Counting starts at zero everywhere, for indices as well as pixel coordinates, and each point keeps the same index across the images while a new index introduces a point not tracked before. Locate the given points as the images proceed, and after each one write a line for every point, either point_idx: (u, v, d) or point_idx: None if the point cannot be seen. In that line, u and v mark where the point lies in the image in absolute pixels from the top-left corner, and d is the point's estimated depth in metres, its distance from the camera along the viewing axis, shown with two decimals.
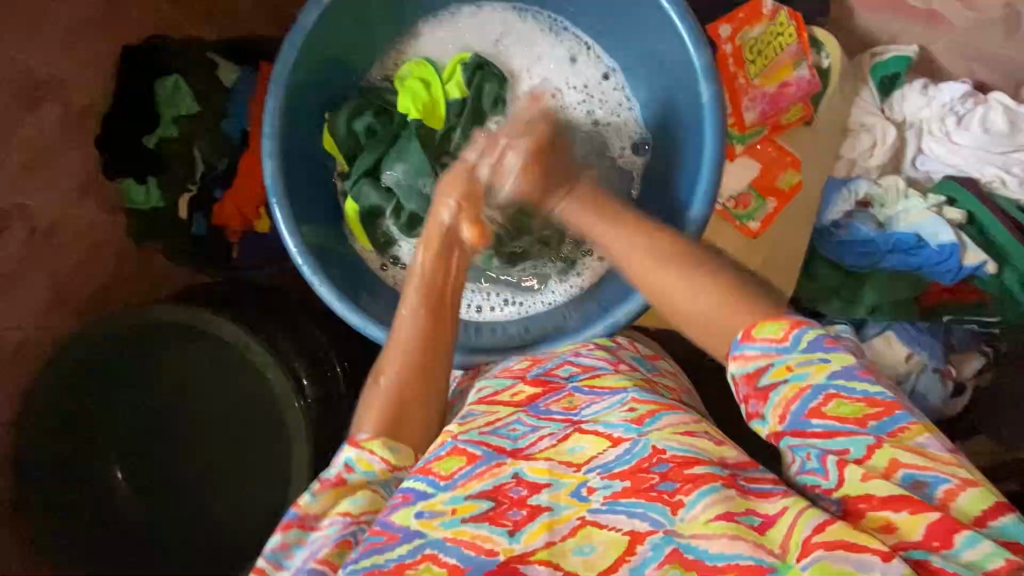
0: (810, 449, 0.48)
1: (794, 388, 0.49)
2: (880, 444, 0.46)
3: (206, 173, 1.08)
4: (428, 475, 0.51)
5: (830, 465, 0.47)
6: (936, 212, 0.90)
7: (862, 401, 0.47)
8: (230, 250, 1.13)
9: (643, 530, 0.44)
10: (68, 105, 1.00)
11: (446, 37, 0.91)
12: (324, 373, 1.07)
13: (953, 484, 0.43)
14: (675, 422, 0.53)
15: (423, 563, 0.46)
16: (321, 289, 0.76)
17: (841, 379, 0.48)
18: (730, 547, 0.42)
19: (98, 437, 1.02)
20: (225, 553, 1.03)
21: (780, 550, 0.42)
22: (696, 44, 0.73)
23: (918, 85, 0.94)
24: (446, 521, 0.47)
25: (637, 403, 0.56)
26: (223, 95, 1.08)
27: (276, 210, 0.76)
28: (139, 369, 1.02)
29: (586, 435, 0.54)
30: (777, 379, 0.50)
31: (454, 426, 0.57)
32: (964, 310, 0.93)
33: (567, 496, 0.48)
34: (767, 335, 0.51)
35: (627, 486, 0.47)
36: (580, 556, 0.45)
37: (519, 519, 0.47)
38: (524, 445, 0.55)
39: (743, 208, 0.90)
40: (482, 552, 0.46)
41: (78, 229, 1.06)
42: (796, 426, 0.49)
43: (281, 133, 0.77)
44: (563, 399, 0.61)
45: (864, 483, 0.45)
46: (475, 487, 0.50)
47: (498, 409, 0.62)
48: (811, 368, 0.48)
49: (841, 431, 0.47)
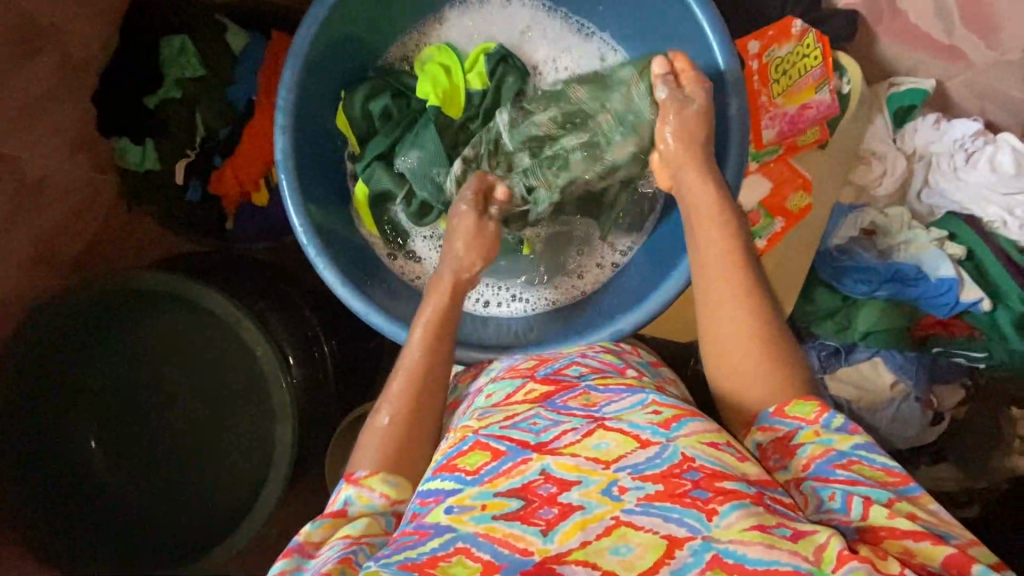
0: (833, 489, 0.50)
1: (819, 448, 0.53)
2: (899, 498, 0.48)
3: (207, 139, 1.03)
4: (455, 473, 0.51)
5: (853, 504, 0.48)
6: (938, 246, 0.92)
7: (882, 470, 0.50)
8: (224, 220, 1.09)
9: (680, 535, 0.45)
10: (67, 57, 0.96)
11: (471, 25, 0.89)
12: (313, 353, 1.05)
13: (963, 540, 0.46)
14: (700, 429, 0.51)
15: (456, 555, 0.46)
16: (325, 272, 0.75)
17: (863, 449, 0.51)
18: (767, 553, 0.43)
19: (74, 402, 0.99)
20: (199, 529, 1.01)
21: (814, 557, 0.43)
22: (728, 58, 0.73)
23: (930, 119, 0.96)
24: (476, 516, 0.47)
25: (660, 406, 0.54)
26: (230, 59, 1.03)
27: (285, 186, 0.75)
28: (124, 334, 0.99)
29: (611, 433, 0.51)
30: (805, 441, 0.54)
31: (474, 422, 0.57)
32: (954, 343, 0.95)
33: (598, 494, 0.47)
34: (799, 414, 0.55)
35: (660, 489, 0.47)
36: (617, 557, 0.44)
37: (551, 518, 0.47)
38: (548, 438, 0.52)
39: (752, 224, 0.89)
40: (515, 550, 0.45)
41: (69, 185, 1.02)
42: (819, 474, 0.51)
43: (294, 107, 0.76)
44: (580, 396, 0.58)
45: (888, 518, 0.46)
46: (503, 484, 0.49)
47: (515, 407, 0.59)
48: (836, 437, 0.53)
49: (862, 481, 0.49)
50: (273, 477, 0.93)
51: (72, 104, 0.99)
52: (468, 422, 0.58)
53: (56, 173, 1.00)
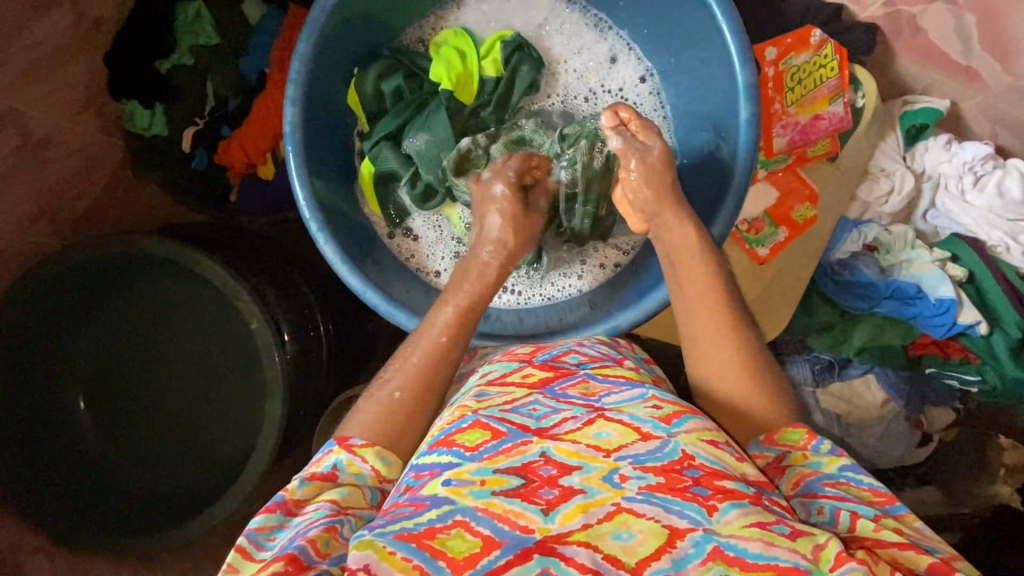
0: (822, 504, 0.51)
1: (806, 469, 0.54)
2: (886, 515, 0.49)
3: (216, 110, 1.04)
4: (453, 448, 0.51)
5: (841, 517, 0.49)
6: (939, 266, 0.92)
7: (868, 491, 0.51)
8: (228, 192, 1.09)
9: (681, 526, 0.45)
10: (82, 15, 0.96)
11: (489, 13, 0.89)
12: (308, 332, 1.04)
13: (946, 554, 0.47)
14: (700, 426, 0.52)
15: (454, 528, 0.45)
16: (324, 246, 0.74)
17: (850, 471, 0.53)
18: (767, 549, 0.43)
19: (66, 362, 0.99)
20: (183, 497, 1.01)
21: (812, 555, 0.44)
22: (743, 63, 0.73)
23: (942, 140, 0.95)
24: (476, 491, 0.47)
25: (661, 401, 0.54)
26: (244, 30, 1.03)
27: (292, 159, 0.75)
28: (121, 298, 0.99)
29: (612, 423, 0.52)
30: (794, 462, 0.55)
31: (473, 402, 0.57)
32: (947, 364, 0.96)
33: (599, 480, 0.48)
34: (788, 439, 0.57)
35: (661, 482, 0.47)
36: (618, 542, 0.44)
37: (551, 499, 0.47)
38: (548, 425, 0.53)
39: (755, 233, 0.90)
40: (516, 527, 0.45)
41: (73, 146, 1.02)
42: (809, 491, 0.52)
43: (306, 80, 0.75)
44: (579, 385, 0.59)
45: (875, 531, 0.47)
46: (502, 462, 0.49)
47: (512, 390, 0.60)
48: (824, 459, 0.55)
49: (850, 498, 0.51)
50: (259, 449, 0.93)
51: (83, 62, 0.99)
52: (465, 402, 0.58)
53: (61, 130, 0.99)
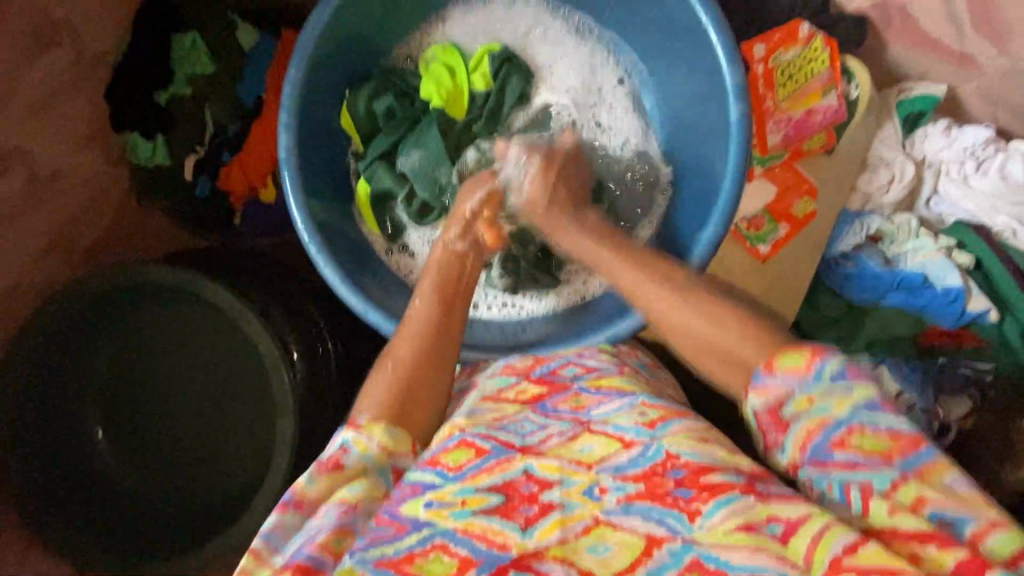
0: (831, 479, 0.48)
1: (815, 419, 0.50)
2: (905, 479, 0.46)
3: (216, 136, 1.06)
4: (437, 467, 0.51)
5: (854, 497, 0.47)
6: (946, 254, 0.91)
7: (886, 436, 0.48)
8: (231, 216, 1.11)
9: (660, 534, 0.45)
10: (81, 53, 0.98)
11: (474, 26, 0.89)
12: (315, 350, 1.06)
13: (980, 524, 0.43)
14: (687, 427, 0.53)
15: (433, 552, 0.46)
16: (325, 271, 0.75)
17: (864, 412, 0.49)
18: (752, 558, 0.43)
19: (81, 391, 1.01)
20: (202, 520, 1.03)
21: (803, 563, 0.43)
22: (731, 63, 0.72)
23: (941, 125, 0.94)
24: (457, 512, 0.48)
25: (648, 407, 0.56)
26: (240, 57, 1.05)
27: (288, 182, 0.75)
28: (130, 327, 1.01)
29: (595, 436, 0.54)
30: (799, 411, 0.51)
31: (462, 419, 0.57)
32: (959, 352, 0.95)
33: (579, 494, 0.49)
34: (788, 365, 0.53)
35: (640, 490, 0.48)
36: (594, 556, 0.45)
37: (530, 515, 0.47)
38: (533, 441, 0.54)
39: (756, 230, 0.89)
40: (493, 545, 0.46)
41: (79, 180, 1.04)
42: (817, 457, 0.49)
43: (298, 104, 0.75)
44: (571, 399, 0.60)
45: (890, 517, 0.45)
46: (484, 480, 0.50)
47: (504, 407, 0.60)
48: (833, 402, 0.50)
49: (862, 462, 0.47)
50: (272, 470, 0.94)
51: (86, 98, 1.01)
52: (456, 420, 0.58)
53: (65, 165, 1.01)
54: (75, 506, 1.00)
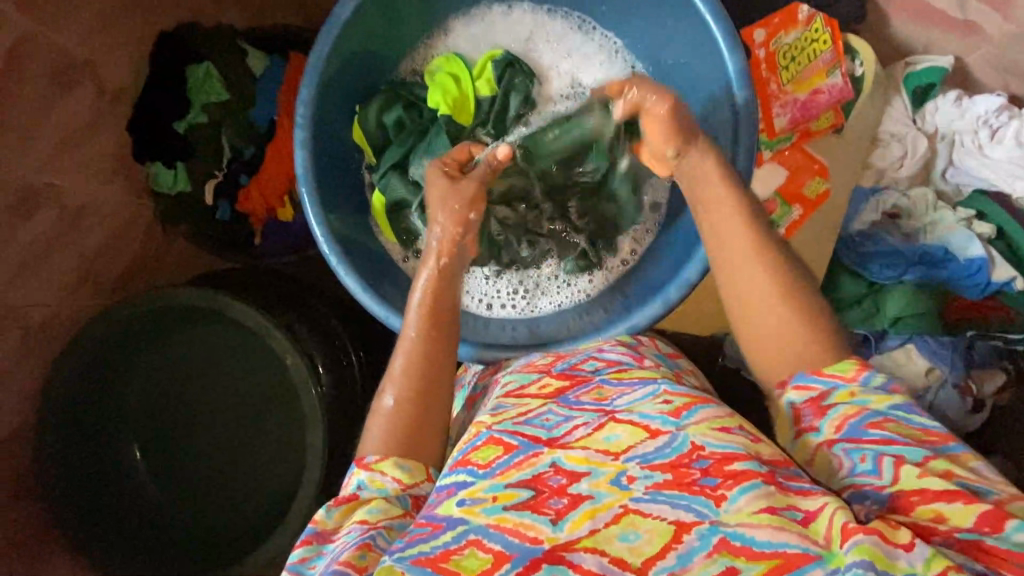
0: (865, 451, 0.50)
1: (853, 408, 0.53)
2: (936, 457, 0.48)
3: (233, 160, 1.10)
4: (467, 466, 0.52)
5: (886, 465, 0.49)
6: (966, 225, 0.90)
7: (918, 429, 0.51)
8: (252, 237, 1.16)
9: (688, 519, 0.46)
10: (102, 89, 1.02)
11: (476, 35, 0.91)
12: (340, 362, 1.08)
13: (1003, 495, 0.46)
14: (710, 416, 0.53)
15: (468, 547, 0.46)
16: (346, 278, 0.77)
17: (898, 409, 0.52)
18: (775, 536, 0.43)
19: (122, 419, 1.05)
20: (239, 533, 1.05)
21: (823, 540, 0.43)
22: (732, 50, 0.73)
23: (951, 96, 0.92)
24: (488, 508, 0.48)
25: (671, 395, 0.56)
26: (251, 82, 1.10)
27: (306, 199, 0.77)
28: (161, 349, 1.04)
29: (621, 425, 0.53)
30: (840, 400, 0.54)
31: (488, 418, 0.58)
32: (987, 327, 0.91)
33: (607, 484, 0.49)
34: (836, 372, 0.55)
35: (668, 478, 0.48)
36: (625, 543, 0.45)
37: (560, 508, 0.48)
38: (559, 434, 0.54)
39: (770, 213, 0.89)
40: (527, 539, 0.46)
41: (107, 211, 1.08)
42: (853, 434, 0.51)
43: (312, 123, 0.78)
44: (593, 390, 0.60)
45: (919, 479, 0.47)
46: (514, 476, 0.50)
47: (528, 401, 0.61)
48: (872, 397, 0.53)
49: (898, 440, 0.50)
50: (304, 483, 0.96)
51: (109, 133, 1.05)
52: (483, 417, 0.60)
53: (95, 198, 1.05)
54: (109, 517, 1.03)
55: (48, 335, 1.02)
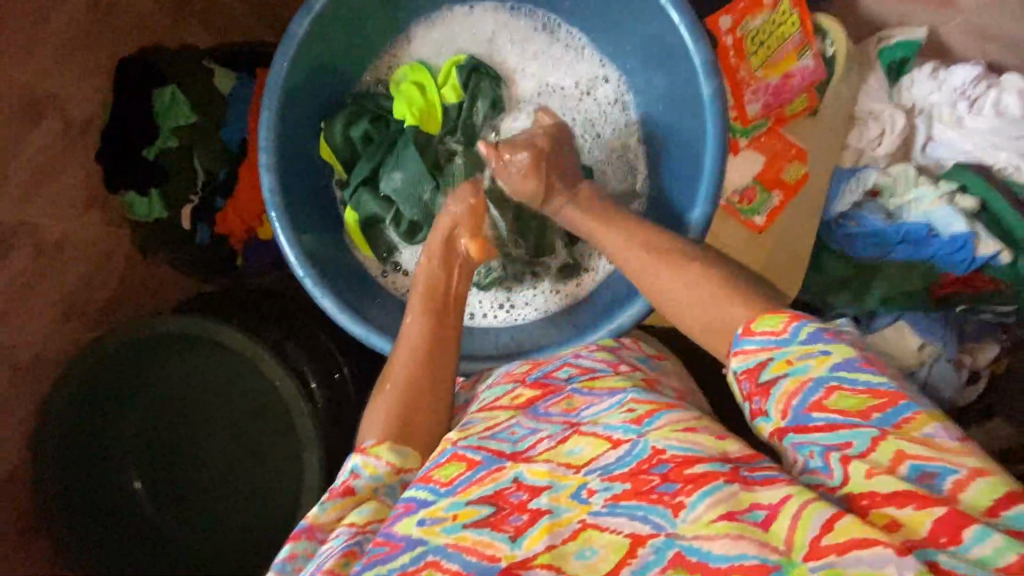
0: (812, 445, 0.48)
1: (794, 381, 0.50)
2: (884, 435, 0.45)
3: (208, 182, 1.09)
4: (429, 484, 0.51)
5: (833, 462, 0.46)
6: (948, 201, 0.88)
7: (864, 393, 0.47)
8: (235, 259, 1.16)
9: (644, 533, 0.44)
10: (67, 120, 1.00)
11: (439, 39, 0.90)
12: (332, 376, 1.08)
13: (962, 474, 0.42)
14: (675, 419, 0.51)
15: (425, 570, 0.46)
16: (323, 301, 0.76)
17: (841, 370, 0.49)
18: (732, 547, 0.42)
19: (113, 453, 1.03)
20: (244, 557, 1.04)
21: (784, 546, 0.42)
22: (696, 40, 0.71)
23: (927, 69, 0.91)
24: (448, 527, 0.47)
25: (636, 403, 0.54)
26: (220, 104, 1.09)
27: (276, 222, 0.76)
28: (150, 378, 1.03)
29: (585, 437, 0.53)
30: (778, 374, 0.51)
31: (454, 434, 0.57)
32: (978, 299, 0.91)
33: (567, 498, 0.48)
34: (766, 328, 0.54)
35: (627, 489, 0.47)
36: (581, 561, 0.45)
37: (520, 525, 0.47)
38: (523, 447, 0.54)
39: (748, 203, 0.88)
40: (483, 558, 0.46)
41: (85, 244, 1.06)
42: (798, 421, 0.49)
43: (276, 146, 0.77)
44: (563, 400, 0.59)
45: (867, 480, 0.44)
46: (475, 492, 0.50)
47: (497, 414, 0.61)
48: (811, 361, 0.50)
49: (841, 422, 0.47)
50: (302, 504, 0.96)
51: (79, 164, 1.03)
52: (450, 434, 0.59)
53: (70, 232, 1.03)
54: (100, 524, 1.03)
55: (35, 374, 1.00)
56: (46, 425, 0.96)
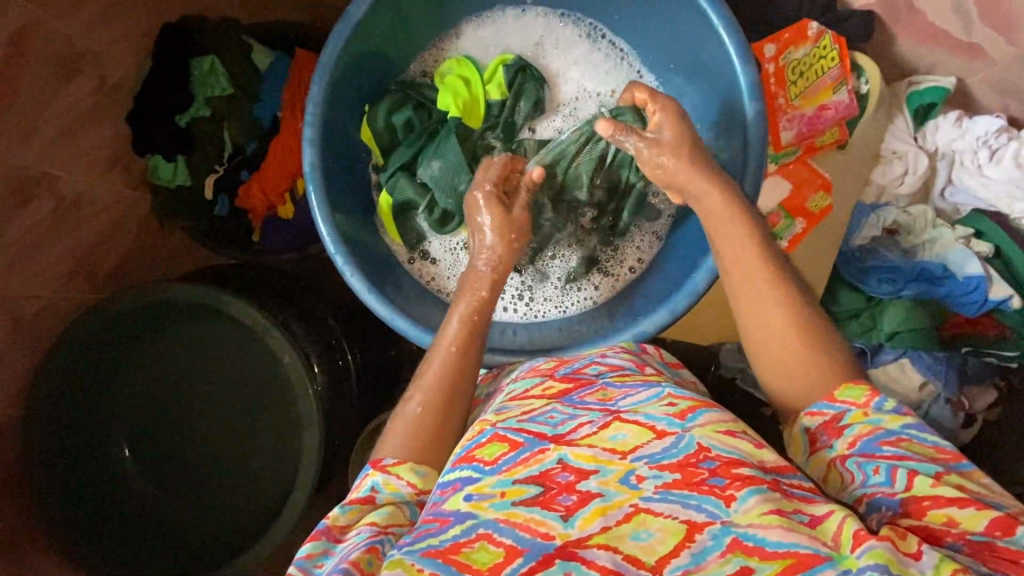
0: (878, 463, 0.50)
1: (867, 427, 0.53)
2: (948, 471, 0.48)
3: (234, 156, 1.09)
4: (474, 463, 0.52)
5: (899, 475, 0.49)
6: (964, 244, 0.92)
7: (932, 449, 0.51)
8: (249, 234, 1.14)
9: (699, 520, 0.46)
10: (103, 79, 1.00)
11: (488, 37, 0.91)
12: (336, 362, 1.07)
13: (1012, 509, 0.47)
14: (715, 419, 0.52)
15: (479, 541, 0.46)
16: (351, 279, 0.76)
17: (913, 429, 0.52)
18: (786, 536, 0.44)
19: (106, 419, 1.02)
20: (230, 534, 1.03)
21: (833, 542, 0.44)
22: (743, 61, 0.74)
23: (952, 117, 0.95)
24: (497, 503, 0.48)
25: (676, 398, 0.55)
26: (256, 78, 1.09)
27: (313, 195, 0.77)
28: (154, 344, 1.02)
29: (627, 424, 0.53)
30: (854, 420, 0.54)
31: (492, 416, 0.58)
32: (984, 342, 0.93)
33: (616, 483, 0.49)
34: (849, 397, 0.55)
35: (677, 478, 0.48)
36: (638, 542, 0.45)
37: (570, 505, 0.47)
38: (565, 430, 0.54)
39: (772, 226, 0.91)
40: (538, 535, 0.46)
41: (103, 204, 1.06)
42: (866, 450, 0.51)
43: (321, 120, 0.78)
44: (597, 391, 0.60)
45: (932, 487, 0.47)
46: (521, 472, 0.50)
47: (532, 401, 0.61)
48: (885, 417, 0.53)
49: (911, 456, 0.50)
50: (297, 486, 0.95)
51: (108, 123, 1.02)
52: (486, 417, 0.59)
53: (91, 190, 1.03)
54: (85, 491, 1.00)
55: (37, 329, 0.98)
56: (42, 391, 0.94)
